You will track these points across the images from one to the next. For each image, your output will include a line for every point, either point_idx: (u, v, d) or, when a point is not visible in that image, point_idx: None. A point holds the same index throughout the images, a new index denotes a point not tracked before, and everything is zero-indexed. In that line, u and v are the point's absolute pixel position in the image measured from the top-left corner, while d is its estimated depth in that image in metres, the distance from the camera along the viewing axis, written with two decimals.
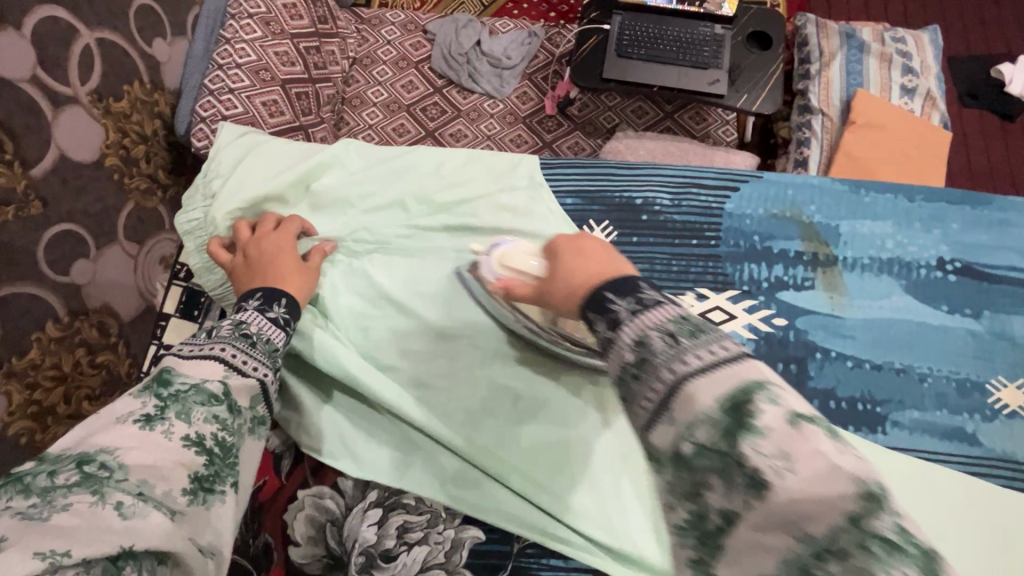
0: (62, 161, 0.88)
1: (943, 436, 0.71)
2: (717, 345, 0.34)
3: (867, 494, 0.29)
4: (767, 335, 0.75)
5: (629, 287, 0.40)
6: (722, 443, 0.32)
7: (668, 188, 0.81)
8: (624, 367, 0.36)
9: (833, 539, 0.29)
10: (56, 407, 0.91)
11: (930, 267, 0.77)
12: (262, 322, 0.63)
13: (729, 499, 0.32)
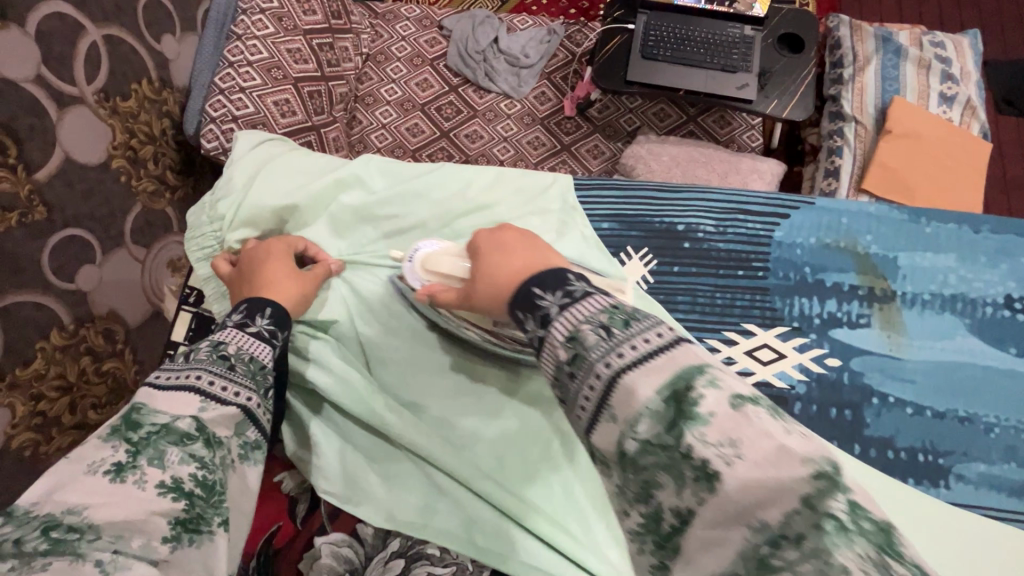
0: (67, 163, 0.83)
1: (1012, 493, 0.65)
2: (651, 334, 0.35)
3: (819, 475, 0.29)
4: (819, 376, 0.69)
5: (556, 281, 0.42)
6: (665, 438, 0.32)
7: (713, 214, 0.75)
8: (559, 365, 0.38)
9: (787, 524, 0.29)
10: (61, 418, 0.86)
11: (996, 306, 0.71)
12: (242, 338, 0.55)
13: (681, 497, 0.32)
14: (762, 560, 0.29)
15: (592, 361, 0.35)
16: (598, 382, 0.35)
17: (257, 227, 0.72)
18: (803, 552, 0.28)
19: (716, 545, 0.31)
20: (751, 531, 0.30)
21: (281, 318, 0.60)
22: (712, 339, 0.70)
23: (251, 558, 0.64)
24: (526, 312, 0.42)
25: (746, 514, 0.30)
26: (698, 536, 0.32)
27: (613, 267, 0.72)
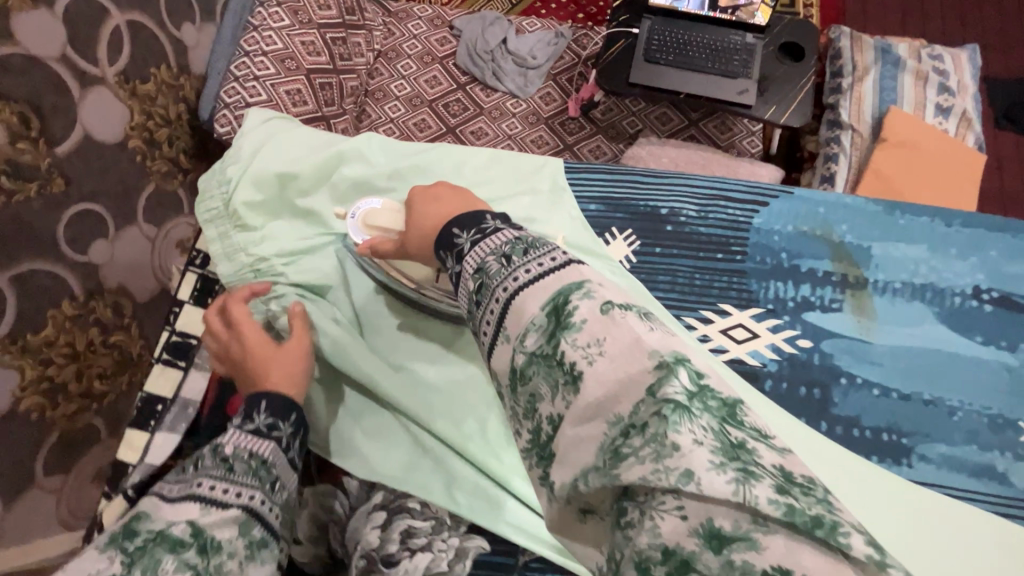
0: (86, 140, 0.88)
1: (972, 474, 0.68)
2: (545, 257, 0.42)
3: (660, 364, 0.34)
4: (790, 356, 0.72)
5: (472, 222, 0.49)
6: (547, 347, 0.38)
7: (696, 199, 0.79)
8: (469, 294, 0.45)
9: (635, 413, 0.33)
10: (68, 384, 0.92)
11: (965, 296, 0.74)
12: (241, 436, 0.54)
13: (555, 403, 0.37)
14: (615, 450, 0.33)
15: (493, 285, 0.42)
16: (498, 303, 0.42)
17: (263, 195, 0.77)
18: (646, 436, 0.32)
19: (583, 440, 0.35)
20: (609, 425, 0.34)
21: (277, 404, 0.58)
22: (690, 317, 0.74)
23: None
24: (447, 251, 0.49)
25: (603, 410, 0.35)
26: (568, 436, 0.36)
27: (597, 247, 0.76)
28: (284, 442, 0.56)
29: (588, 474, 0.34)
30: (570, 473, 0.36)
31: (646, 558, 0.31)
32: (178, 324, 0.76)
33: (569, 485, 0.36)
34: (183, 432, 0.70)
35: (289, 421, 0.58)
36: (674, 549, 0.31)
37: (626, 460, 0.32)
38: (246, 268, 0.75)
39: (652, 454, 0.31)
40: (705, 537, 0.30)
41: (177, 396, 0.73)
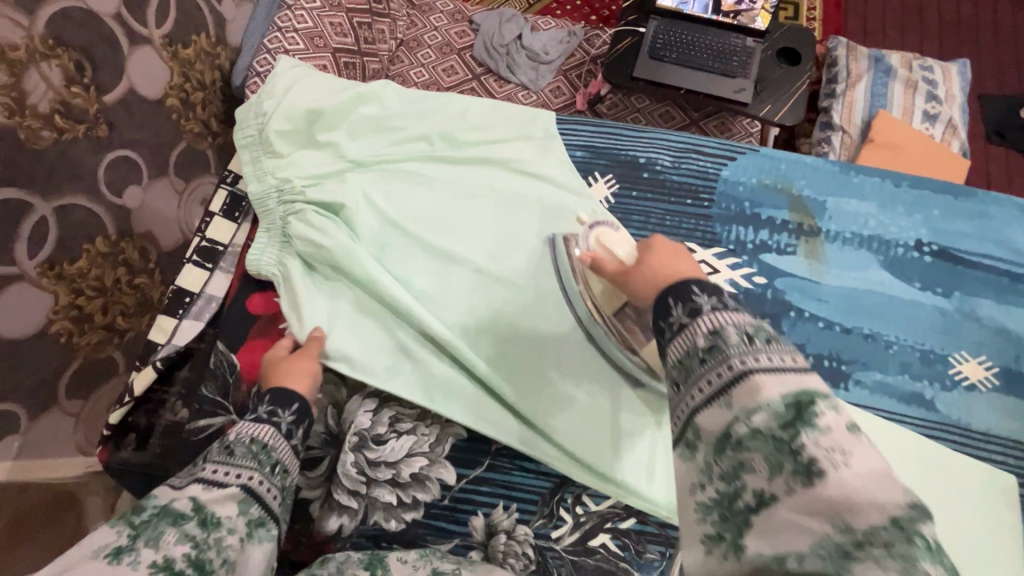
0: (131, 93, 1.01)
1: (902, 399, 0.76)
2: (788, 355, 0.42)
3: (915, 504, 0.34)
4: (746, 290, 0.81)
5: (714, 290, 0.49)
6: (779, 431, 0.39)
7: (672, 152, 0.88)
8: (694, 348, 0.46)
9: (874, 534, 0.34)
10: (94, 316, 1.03)
11: (908, 247, 0.82)
12: (245, 427, 0.63)
13: (770, 482, 0.39)
14: (843, 548, 0.34)
15: (729, 353, 0.43)
16: (727, 371, 0.43)
17: (292, 130, 0.88)
18: (888, 552, 0.33)
19: (798, 529, 0.36)
20: (836, 529, 0.35)
21: (280, 397, 0.67)
22: None
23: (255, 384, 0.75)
24: (679, 300, 0.49)
25: (834, 514, 0.35)
26: (781, 518, 0.37)
27: (580, 187, 0.86)
28: (284, 427, 0.64)
29: (805, 555, 0.35)
30: (771, 549, 0.37)
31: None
32: (208, 232, 0.86)
33: (767, 558, 0.37)
34: (207, 320, 0.81)
35: (290, 409, 0.67)
36: None
37: (863, 565, 0.33)
38: (271, 189, 0.85)
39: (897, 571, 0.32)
40: None
41: (204, 290, 0.83)
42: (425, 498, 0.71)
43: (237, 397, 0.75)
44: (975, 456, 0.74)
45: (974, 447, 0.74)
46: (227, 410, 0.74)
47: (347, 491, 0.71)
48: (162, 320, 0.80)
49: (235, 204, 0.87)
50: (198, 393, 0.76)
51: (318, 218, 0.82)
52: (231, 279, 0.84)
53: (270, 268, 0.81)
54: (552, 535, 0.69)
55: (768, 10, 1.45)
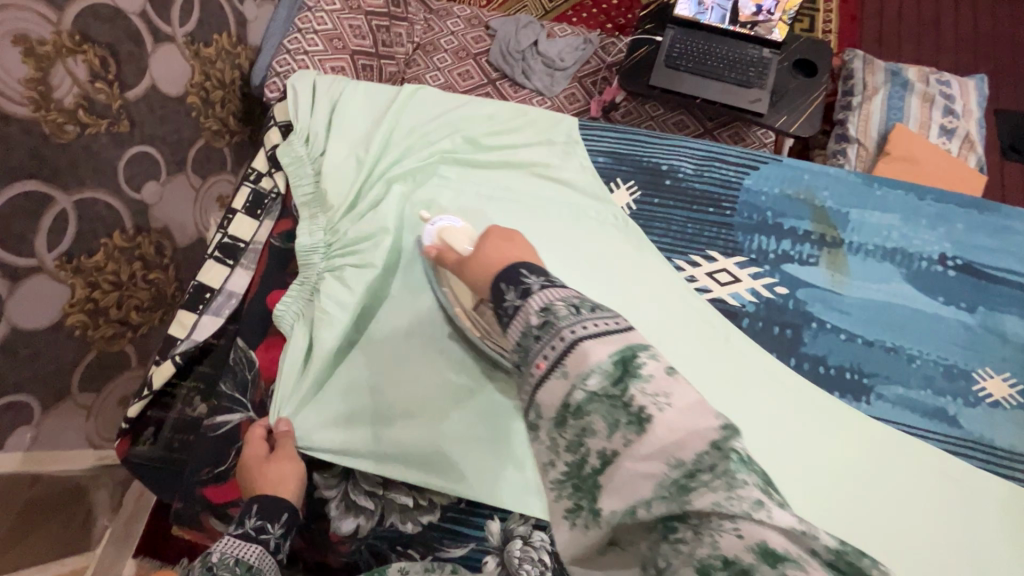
0: (152, 90, 1.02)
1: (924, 414, 0.75)
2: (611, 320, 0.46)
3: (726, 425, 0.39)
4: (768, 300, 0.80)
5: (541, 270, 0.55)
6: (611, 389, 0.43)
7: (694, 159, 0.88)
8: (529, 327, 0.49)
9: (700, 461, 0.38)
10: (108, 310, 1.04)
11: (931, 261, 0.82)
12: (228, 543, 0.61)
13: (610, 440, 0.42)
14: (679, 483, 0.38)
15: (560, 326, 0.47)
16: (561, 342, 0.46)
17: (338, 172, 0.83)
18: (715, 474, 0.37)
19: (642, 477, 0.40)
20: (670, 467, 0.39)
21: (269, 507, 0.64)
22: (678, 260, 0.83)
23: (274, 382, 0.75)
24: (512, 284, 0.54)
25: (666, 452, 0.39)
26: (627, 471, 0.41)
27: (602, 193, 0.86)
28: (273, 543, 0.63)
29: (652, 502, 0.39)
30: (622, 503, 0.41)
31: (706, 566, 0.35)
32: (230, 229, 0.83)
33: (621, 514, 0.41)
34: (227, 317, 0.80)
35: (279, 520, 0.64)
36: (733, 560, 0.35)
37: (697, 491, 0.37)
38: (321, 243, 0.80)
39: (725, 489, 0.36)
40: (762, 556, 0.34)
41: (224, 287, 0.81)
42: (440, 502, 0.71)
43: (255, 394, 0.75)
44: (998, 472, 0.73)
45: (998, 464, 0.73)
46: (245, 407, 0.74)
47: (364, 493, 0.71)
48: (182, 316, 0.78)
49: (258, 201, 0.85)
50: (216, 388, 0.75)
51: (354, 274, 0.78)
52: (252, 276, 0.82)
53: (289, 324, 0.77)
54: None
55: (786, 21, 1.44)
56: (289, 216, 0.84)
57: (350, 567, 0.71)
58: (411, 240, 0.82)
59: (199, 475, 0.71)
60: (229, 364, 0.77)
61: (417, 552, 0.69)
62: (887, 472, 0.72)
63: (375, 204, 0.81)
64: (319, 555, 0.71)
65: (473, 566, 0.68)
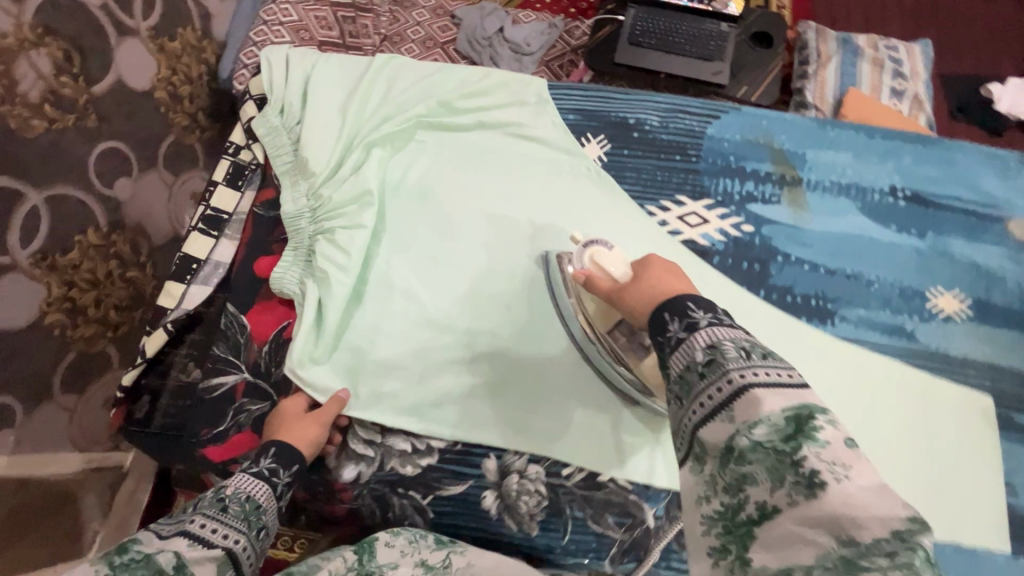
0: (118, 85, 1.04)
1: (886, 332, 0.80)
2: (785, 372, 0.43)
3: (914, 518, 0.35)
4: (735, 238, 0.85)
5: (709, 305, 0.49)
6: (779, 444, 0.40)
7: (659, 111, 0.92)
8: (693, 362, 0.46)
9: (877, 545, 0.35)
10: (87, 309, 1.07)
11: (883, 193, 0.87)
12: (244, 480, 0.62)
13: (772, 496, 0.39)
14: (848, 559, 0.35)
15: (728, 367, 0.43)
16: (726, 387, 0.43)
17: (318, 140, 0.85)
18: (895, 565, 0.34)
19: (802, 541, 0.37)
20: (839, 542, 0.36)
21: (284, 454, 0.66)
22: (649, 205, 0.87)
23: (266, 343, 0.77)
24: (676, 315, 0.50)
25: (836, 526, 0.36)
26: (784, 529, 0.38)
27: (574, 147, 0.89)
28: (279, 490, 0.64)
29: (812, 568, 0.36)
30: (776, 561, 0.38)
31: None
32: (212, 201, 0.84)
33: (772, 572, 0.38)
34: (216, 285, 0.81)
35: (290, 469, 0.66)
36: None
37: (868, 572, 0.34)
38: (305, 209, 0.82)
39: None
40: None
41: (210, 257, 0.82)
42: (437, 445, 0.73)
43: (249, 356, 0.76)
44: (955, 380, 0.78)
45: (953, 372, 0.79)
46: (239, 369, 0.76)
47: (362, 441, 0.74)
48: (170, 287, 0.79)
49: (240, 172, 0.86)
50: (209, 353, 0.77)
51: (346, 235, 0.79)
52: (237, 245, 0.83)
53: (294, 286, 0.78)
54: (563, 473, 0.72)
55: None
56: (271, 185, 0.85)
57: (352, 514, 0.73)
58: (393, 202, 0.85)
59: (198, 437, 0.72)
60: (221, 329, 0.78)
61: (418, 494, 0.72)
62: (869, 425, 0.76)
63: (359, 169, 0.83)
64: (321, 506, 0.73)
65: (471, 500, 0.71)
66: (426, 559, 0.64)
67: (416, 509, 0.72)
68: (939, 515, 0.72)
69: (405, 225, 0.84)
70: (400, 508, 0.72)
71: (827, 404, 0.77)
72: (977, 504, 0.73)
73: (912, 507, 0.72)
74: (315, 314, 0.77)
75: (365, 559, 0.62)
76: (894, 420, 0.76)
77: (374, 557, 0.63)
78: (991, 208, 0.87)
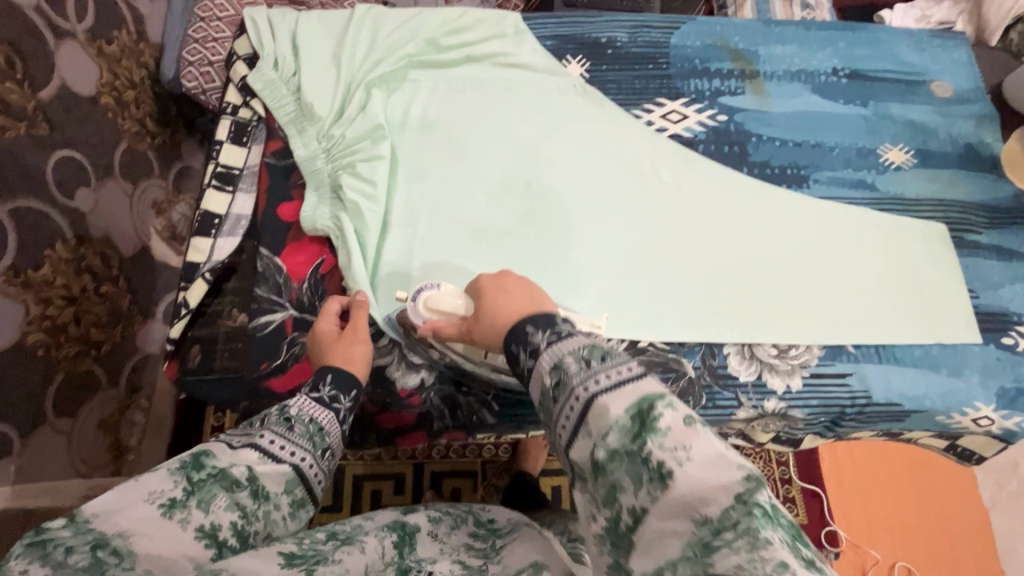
0: (63, 90, 1.00)
1: (852, 186, 0.93)
2: (622, 368, 0.47)
3: (749, 477, 0.39)
4: (714, 127, 0.95)
5: (547, 322, 0.56)
6: (630, 445, 0.43)
7: (626, 29, 1.01)
8: (545, 389, 0.51)
9: (725, 516, 0.38)
10: (67, 327, 1.03)
11: (828, 74, 1.00)
12: (306, 403, 0.61)
13: (639, 498, 0.41)
14: (704, 542, 0.38)
15: (573, 384, 0.48)
16: (577, 402, 0.47)
17: (318, 90, 0.87)
18: (739, 533, 0.37)
19: (669, 535, 0.40)
20: (696, 524, 0.39)
21: (342, 379, 0.65)
22: (634, 109, 0.96)
23: (305, 281, 0.80)
24: (521, 344, 0.56)
25: (690, 509, 0.39)
26: (653, 529, 0.41)
27: (558, 69, 0.96)
28: (342, 415, 0.63)
29: (677, 564, 0.39)
30: (652, 563, 0.40)
31: None
32: (221, 159, 0.85)
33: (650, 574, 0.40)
34: (243, 234, 0.82)
35: (349, 396, 0.65)
36: None
37: (720, 552, 0.37)
38: (319, 151, 0.85)
39: (746, 549, 0.36)
40: None
41: (231, 212, 0.83)
42: None
43: (291, 294, 0.78)
44: (916, 215, 0.92)
45: (910, 210, 0.92)
46: (284, 306, 0.78)
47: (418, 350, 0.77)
48: (197, 241, 0.80)
49: (243, 129, 0.87)
50: (252, 295, 0.78)
51: (369, 168, 0.83)
52: (255, 197, 0.85)
53: (328, 222, 0.81)
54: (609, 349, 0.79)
55: None
56: (277, 136, 0.87)
57: (422, 418, 0.77)
58: (403, 138, 0.89)
59: (258, 371, 0.74)
60: (258, 272, 0.80)
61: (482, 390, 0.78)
62: (849, 266, 0.87)
63: (368, 110, 0.87)
64: (393, 416, 0.77)
65: None
66: (466, 558, 0.57)
67: (481, 402, 0.78)
68: (921, 325, 0.84)
69: (421, 156, 0.88)
70: (467, 406, 0.77)
71: (802, 283, 0.86)
72: (949, 308, 0.86)
73: (905, 333, 0.84)
74: (357, 244, 0.80)
75: (404, 550, 0.56)
76: (863, 269, 0.87)
77: (414, 551, 0.57)
78: (914, 74, 1.01)
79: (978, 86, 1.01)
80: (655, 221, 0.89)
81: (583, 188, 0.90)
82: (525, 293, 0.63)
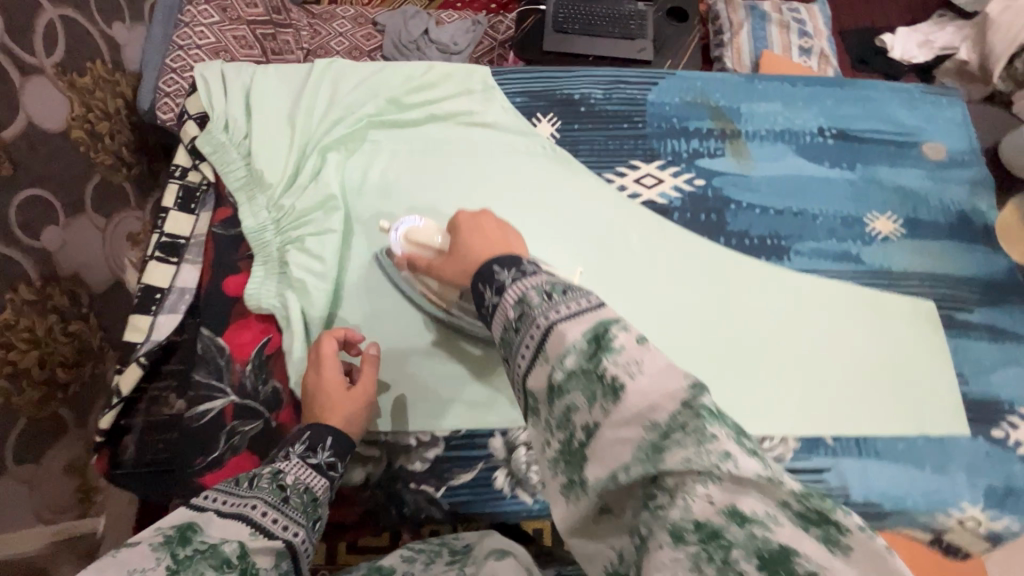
0: (30, 127, 0.87)
1: (836, 259, 0.88)
2: (582, 299, 0.42)
3: (695, 384, 0.36)
4: (690, 193, 0.90)
5: (512, 262, 0.50)
6: (586, 364, 0.38)
7: (600, 85, 0.96)
8: (508, 323, 0.45)
9: (672, 421, 0.34)
10: (30, 370, 0.93)
11: (814, 134, 0.95)
12: (300, 470, 0.58)
13: (591, 412, 0.38)
14: (655, 444, 0.34)
15: (534, 315, 0.43)
16: (538, 330, 0.42)
17: (269, 154, 0.83)
18: (687, 433, 0.33)
19: (620, 441, 0.36)
20: (646, 430, 0.35)
21: (341, 446, 0.62)
22: (607, 172, 0.91)
23: (249, 362, 0.75)
24: (486, 283, 0.50)
25: (643, 417, 0.35)
26: (609, 438, 0.36)
27: (527, 129, 0.92)
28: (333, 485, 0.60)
29: (629, 466, 0.34)
30: (605, 469, 0.36)
31: (680, 533, 0.32)
32: (167, 228, 0.81)
33: (605, 481, 0.36)
34: (185, 311, 0.78)
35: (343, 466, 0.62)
36: (704, 521, 0.32)
37: (671, 449, 0.33)
38: (268, 221, 0.81)
39: (693, 445, 0.33)
40: (729, 513, 0.31)
41: (174, 285, 0.79)
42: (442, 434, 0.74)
43: (232, 378, 0.74)
44: (902, 292, 0.86)
45: (895, 287, 0.86)
46: (224, 392, 0.73)
47: (365, 443, 0.73)
48: (135, 319, 0.77)
49: (191, 195, 0.83)
50: (191, 380, 0.74)
51: (317, 242, 0.79)
52: (201, 268, 0.80)
53: (272, 302, 0.77)
54: None
55: None
56: (227, 203, 0.83)
57: (366, 516, 0.72)
58: (360, 204, 0.84)
59: (193, 466, 0.70)
60: (198, 354, 0.76)
61: (431, 487, 0.72)
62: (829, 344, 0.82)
63: (321, 176, 0.83)
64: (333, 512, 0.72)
65: (483, 482, 0.73)
66: None
67: (430, 501, 0.72)
68: (904, 413, 0.79)
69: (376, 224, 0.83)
70: (414, 503, 0.72)
71: (780, 362, 0.81)
72: (936, 394, 0.80)
73: (886, 423, 0.79)
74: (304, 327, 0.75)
75: None
76: (846, 349, 0.82)
77: None
78: (905, 134, 0.96)
79: (973, 148, 0.96)
80: (627, 291, 0.84)
81: (552, 257, 0.85)
82: (502, 239, 0.61)
